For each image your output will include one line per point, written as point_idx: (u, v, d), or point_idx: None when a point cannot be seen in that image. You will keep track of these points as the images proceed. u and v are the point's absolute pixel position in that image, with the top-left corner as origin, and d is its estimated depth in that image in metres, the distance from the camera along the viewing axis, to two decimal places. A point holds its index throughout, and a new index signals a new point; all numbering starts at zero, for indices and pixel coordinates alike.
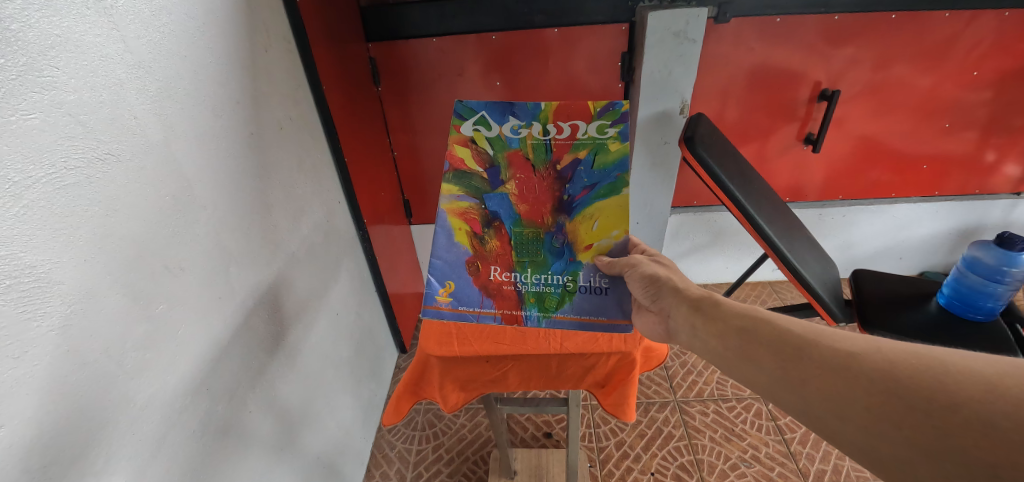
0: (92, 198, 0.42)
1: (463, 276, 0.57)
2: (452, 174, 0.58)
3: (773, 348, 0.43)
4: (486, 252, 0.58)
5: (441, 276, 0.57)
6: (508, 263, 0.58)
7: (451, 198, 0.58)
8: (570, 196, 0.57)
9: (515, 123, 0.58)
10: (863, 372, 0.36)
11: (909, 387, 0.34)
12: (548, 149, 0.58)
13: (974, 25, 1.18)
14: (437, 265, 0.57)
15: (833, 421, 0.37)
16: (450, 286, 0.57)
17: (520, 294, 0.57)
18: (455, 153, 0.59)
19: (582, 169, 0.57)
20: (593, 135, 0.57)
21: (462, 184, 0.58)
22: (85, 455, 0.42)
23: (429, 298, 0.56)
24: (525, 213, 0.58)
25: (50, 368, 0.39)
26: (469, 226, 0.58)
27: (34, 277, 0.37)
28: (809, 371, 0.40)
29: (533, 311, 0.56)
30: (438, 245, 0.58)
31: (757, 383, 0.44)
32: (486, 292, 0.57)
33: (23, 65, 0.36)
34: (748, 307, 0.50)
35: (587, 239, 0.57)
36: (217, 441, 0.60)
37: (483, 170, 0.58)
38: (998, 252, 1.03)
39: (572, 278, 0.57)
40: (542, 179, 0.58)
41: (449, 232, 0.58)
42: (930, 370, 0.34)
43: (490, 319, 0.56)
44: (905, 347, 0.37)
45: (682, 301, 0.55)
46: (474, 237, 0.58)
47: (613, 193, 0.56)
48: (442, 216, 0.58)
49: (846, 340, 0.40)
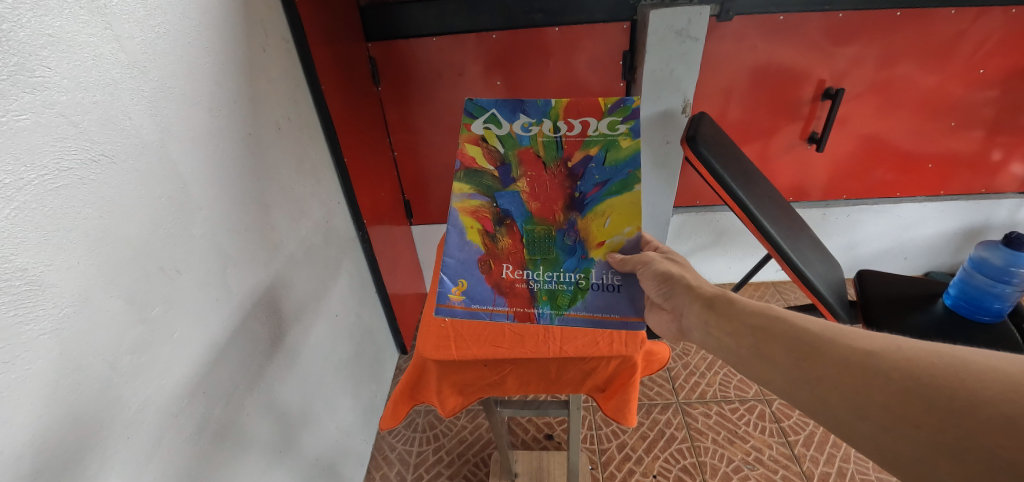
0: (85, 200, 0.41)
1: (475, 274, 0.56)
2: (463, 172, 0.57)
3: (788, 346, 0.42)
4: (498, 249, 0.57)
5: (453, 274, 0.56)
6: (520, 260, 0.57)
7: (462, 196, 0.57)
8: (582, 193, 0.56)
9: (525, 120, 0.56)
10: (882, 370, 0.36)
11: (929, 387, 0.33)
12: (559, 147, 0.56)
13: (981, 22, 1.16)
14: (448, 263, 0.56)
15: (850, 420, 0.36)
16: (463, 284, 0.56)
17: (532, 291, 0.56)
18: (465, 152, 0.57)
19: (594, 166, 0.56)
20: (604, 132, 0.55)
21: (473, 183, 0.57)
22: (78, 460, 0.41)
23: (441, 297, 0.55)
24: (537, 210, 0.57)
25: (42, 373, 0.38)
26: (481, 224, 0.57)
27: (25, 280, 0.37)
28: (824, 369, 0.38)
29: (545, 309, 0.56)
30: (449, 243, 0.56)
31: (771, 380, 0.42)
32: (499, 290, 0.56)
33: (14, 66, 0.36)
34: (761, 304, 0.48)
35: (599, 236, 0.56)
36: (214, 443, 0.59)
37: (494, 168, 0.57)
38: (1005, 253, 1.04)
39: (584, 275, 0.56)
40: (553, 177, 0.56)
41: (460, 231, 0.56)
42: (953, 370, 0.33)
43: (503, 317, 0.55)
44: (927, 346, 0.36)
45: (695, 299, 0.54)
46: (486, 236, 0.57)
47: (625, 190, 0.55)
48: (453, 214, 0.57)
49: (864, 339, 0.39)
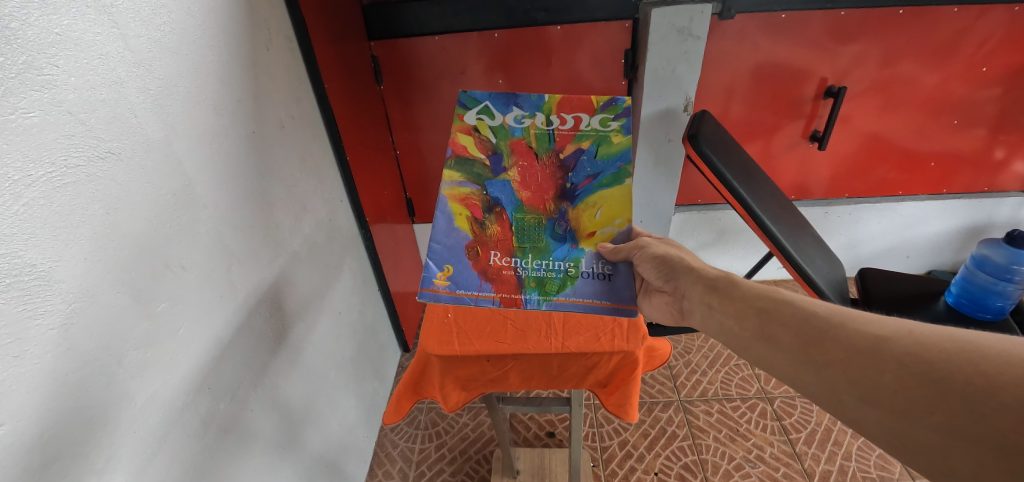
0: (92, 197, 0.42)
1: (462, 261, 0.53)
2: (455, 160, 0.59)
3: (795, 330, 0.41)
4: (486, 236, 0.55)
5: (439, 260, 0.53)
6: (508, 248, 0.55)
7: (452, 183, 0.58)
8: (574, 184, 0.58)
9: (518, 112, 0.61)
10: (893, 356, 0.34)
11: (942, 373, 0.32)
12: (550, 139, 0.60)
13: (984, 20, 1.15)
14: (435, 250, 0.54)
15: (858, 406, 0.35)
16: (449, 270, 0.53)
17: (520, 278, 0.54)
18: (457, 141, 0.60)
19: (586, 159, 0.59)
20: (596, 127, 0.60)
21: (463, 170, 0.58)
22: (86, 454, 0.42)
23: (426, 281, 0.52)
24: (527, 199, 0.58)
25: (50, 368, 0.38)
26: (470, 210, 0.56)
27: (34, 276, 0.37)
28: (834, 354, 0.38)
29: (533, 295, 0.53)
30: (436, 229, 0.55)
31: (776, 364, 0.42)
32: (485, 277, 0.53)
33: (23, 64, 0.36)
34: (766, 286, 0.48)
35: (590, 226, 0.57)
36: (219, 439, 0.60)
37: (485, 157, 0.59)
38: (1007, 250, 1.01)
39: (573, 264, 0.55)
40: (545, 167, 0.59)
41: (448, 216, 0.56)
42: (968, 354, 0.32)
43: (489, 304, 0.52)
44: (941, 330, 0.34)
45: (698, 280, 0.54)
46: (474, 223, 0.56)
47: (617, 183, 0.58)
48: (442, 200, 0.56)
49: (876, 324, 0.38)
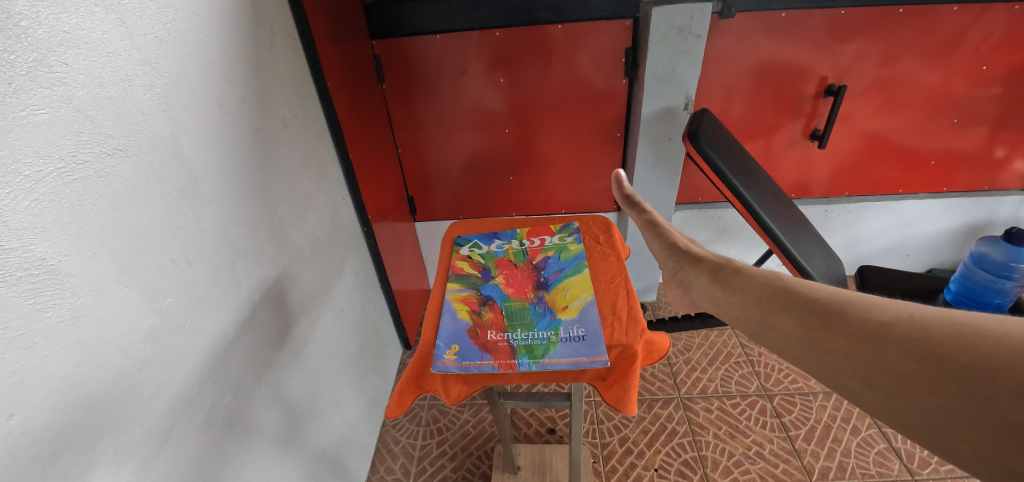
0: (101, 193, 0.42)
1: (465, 340, 0.66)
2: (456, 276, 0.79)
3: (797, 316, 0.40)
4: (483, 321, 0.69)
5: (446, 341, 0.66)
6: (502, 326, 0.68)
7: (455, 290, 0.75)
8: (546, 278, 0.77)
9: (500, 243, 0.88)
10: (895, 340, 0.32)
11: (944, 355, 0.29)
12: (525, 253, 0.84)
13: (984, 18, 1.16)
14: (443, 334, 0.67)
15: (860, 391, 0.33)
16: (456, 348, 0.65)
17: (513, 347, 0.64)
18: (456, 265, 0.83)
19: (552, 261, 0.81)
20: (557, 241, 0.86)
21: (463, 282, 0.78)
22: (95, 445, 0.43)
23: (437, 356, 0.63)
24: (513, 293, 0.75)
25: (61, 359, 0.39)
26: (469, 306, 0.72)
27: (44, 270, 0.38)
28: (835, 339, 0.35)
29: (523, 358, 0.62)
30: (443, 322, 0.69)
31: (779, 351, 0.40)
32: (484, 349, 0.64)
33: (33, 61, 0.37)
34: (769, 274, 0.47)
35: (563, 302, 0.72)
36: (224, 433, 0.61)
37: (477, 272, 0.80)
38: (1006, 248, 1.03)
39: (554, 332, 0.66)
40: (523, 271, 0.80)
41: (452, 312, 0.71)
42: (970, 335, 0.29)
43: (490, 368, 0.61)
44: (944, 313, 0.32)
45: (702, 273, 0.55)
46: (473, 313, 0.71)
47: (577, 272, 0.77)
48: (448, 303, 0.73)
49: (878, 309, 0.35)
